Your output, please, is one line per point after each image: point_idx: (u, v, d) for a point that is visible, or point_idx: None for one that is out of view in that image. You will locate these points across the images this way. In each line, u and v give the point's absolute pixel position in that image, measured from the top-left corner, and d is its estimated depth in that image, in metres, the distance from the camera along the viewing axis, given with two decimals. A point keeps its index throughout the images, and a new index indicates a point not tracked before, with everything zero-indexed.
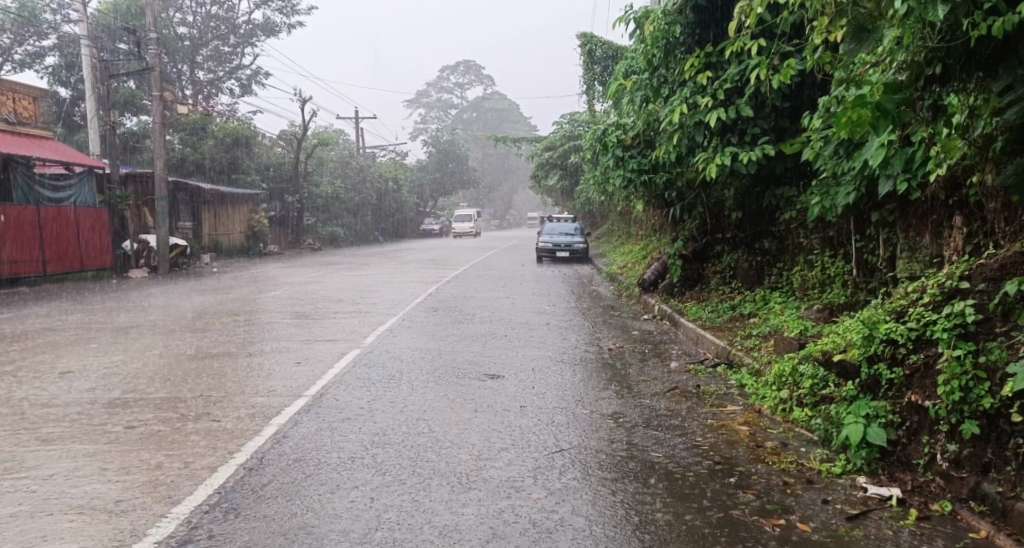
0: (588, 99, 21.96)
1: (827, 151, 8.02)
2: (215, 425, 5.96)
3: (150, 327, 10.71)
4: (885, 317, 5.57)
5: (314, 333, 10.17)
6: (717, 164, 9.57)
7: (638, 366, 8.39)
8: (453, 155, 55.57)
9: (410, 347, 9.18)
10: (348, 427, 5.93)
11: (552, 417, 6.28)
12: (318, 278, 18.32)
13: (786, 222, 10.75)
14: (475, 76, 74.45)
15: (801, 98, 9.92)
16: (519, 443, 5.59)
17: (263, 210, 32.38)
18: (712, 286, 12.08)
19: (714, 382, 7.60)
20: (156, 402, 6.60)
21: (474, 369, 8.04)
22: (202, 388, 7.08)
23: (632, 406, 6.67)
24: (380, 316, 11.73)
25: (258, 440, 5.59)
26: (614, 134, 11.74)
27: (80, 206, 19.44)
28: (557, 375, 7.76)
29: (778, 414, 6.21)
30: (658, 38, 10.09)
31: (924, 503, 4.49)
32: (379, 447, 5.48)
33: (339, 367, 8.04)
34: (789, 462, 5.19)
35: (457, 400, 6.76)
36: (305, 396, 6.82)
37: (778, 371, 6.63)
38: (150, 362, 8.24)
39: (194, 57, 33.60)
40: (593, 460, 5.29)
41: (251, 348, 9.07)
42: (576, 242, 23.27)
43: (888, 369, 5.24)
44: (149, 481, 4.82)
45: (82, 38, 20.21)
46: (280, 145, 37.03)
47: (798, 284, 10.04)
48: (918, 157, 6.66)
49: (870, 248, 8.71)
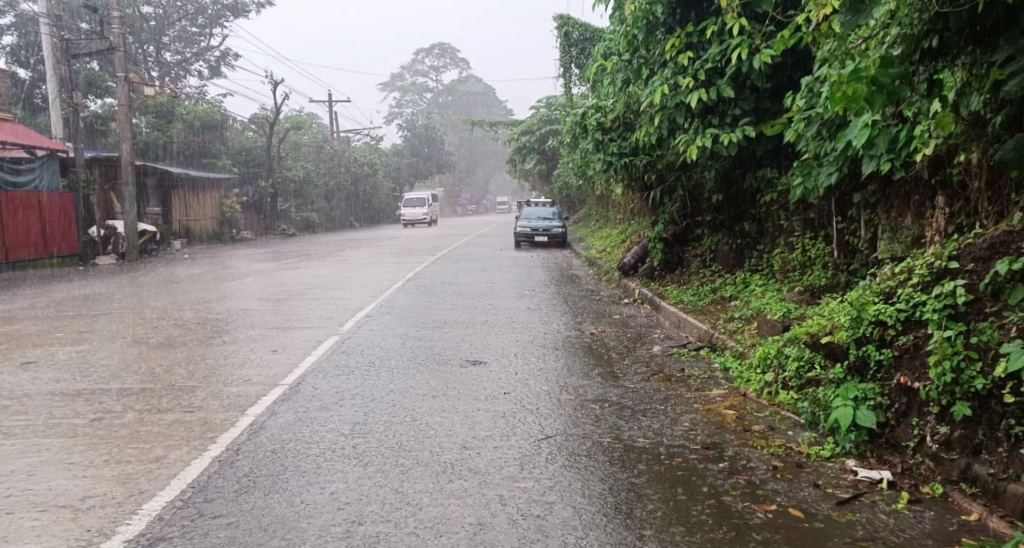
0: (565, 81, 21.79)
1: (809, 132, 7.98)
2: (188, 416, 5.79)
3: (118, 315, 10.49)
4: (873, 298, 5.48)
5: (290, 320, 10.03)
6: (697, 146, 9.51)
7: (622, 350, 8.33)
8: (429, 140, 55.10)
9: (390, 333, 9.05)
10: (327, 416, 5.79)
11: (535, 403, 6.19)
12: (292, 264, 18.07)
13: (766, 204, 10.71)
14: (450, 59, 73.77)
15: (782, 78, 9.88)
16: (504, 431, 5.49)
17: (235, 195, 31.93)
18: (693, 269, 12.06)
19: (698, 366, 7.56)
20: (125, 392, 6.43)
21: (455, 355, 7.94)
22: (173, 377, 6.92)
23: (616, 391, 6.61)
24: (356, 302, 11.59)
25: (234, 431, 5.44)
26: (593, 116, 11.64)
27: (43, 190, 19.06)
28: (538, 361, 7.68)
29: (763, 397, 6.16)
30: (638, 18, 9.92)
31: (914, 485, 4.43)
32: (360, 437, 5.35)
33: (317, 355, 7.89)
34: (777, 446, 5.13)
35: (440, 387, 6.65)
36: (282, 385, 6.67)
37: (763, 354, 6.62)
38: (119, 350, 8.05)
39: (160, 39, 32.98)
40: (579, 447, 5.20)
41: (224, 336, 8.90)
42: (554, 226, 23.11)
43: (877, 350, 5.18)
44: (119, 476, 4.65)
45: (43, 17, 19.69)
46: (252, 129, 36.50)
47: (779, 267, 10.01)
48: (902, 136, 6.62)
49: (851, 229, 8.70)
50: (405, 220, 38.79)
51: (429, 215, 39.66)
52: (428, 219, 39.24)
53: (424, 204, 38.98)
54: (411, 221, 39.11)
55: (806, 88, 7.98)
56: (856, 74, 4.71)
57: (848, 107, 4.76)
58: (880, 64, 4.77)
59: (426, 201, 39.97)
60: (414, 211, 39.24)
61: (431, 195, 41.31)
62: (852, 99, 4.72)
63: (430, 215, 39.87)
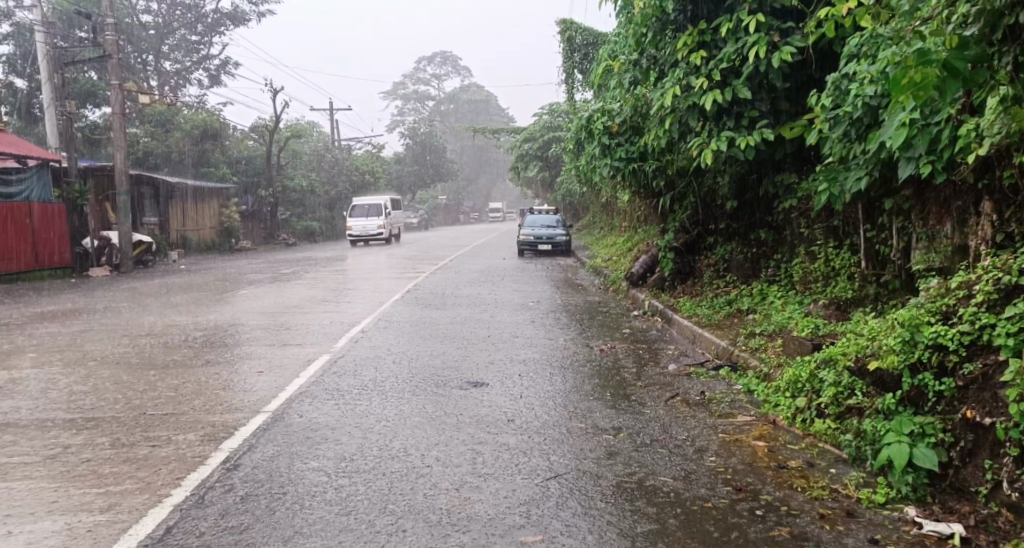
0: (568, 87, 21.23)
1: (836, 133, 7.39)
2: (155, 451, 5.15)
3: (101, 333, 9.87)
4: (928, 318, 4.85)
5: (282, 336, 9.44)
6: (712, 150, 8.90)
7: (633, 370, 7.68)
8: (430, 148, 54.48)
9: (386, 351, 8.44)
10: (310, 452, 5.15)
11: (544, 434, 5.56)
12: (291, 275, 17.44)
13: (784, 211, 10.09)
14: (452, 67, 73.31)
15: (801, 78, 9.30)
16: (510, 469, 4.84)
17: (234, 205, 31.35)
18: (705, 280, 11.45)
19: (719, 387, 6.92)
20: (92, 422, 5.80)
21: (455, 376, 7.31)
22: (146, 405, 6.28)
23: (633, 418, 5.98)
24: (353, 315, 11.02)
25: (203, 470, 4.79)
26: (599, 120, 11.00)
27: (36, 201, 18.36)
28: (545, 383, 7.06)
29: (796, 426, 5.54)
30: (649, 14, 9.31)
31: (993, 543, 3.78)
32: (345, 477, 4.71)
33: (306, 376, 7.26)
34: (821, 488, 4.47)
35: (439, 414, 6.02)
36: (265, 413, 6.04)
37: (794, 376, 6.00)
38: (96, 373, 7.43)
39: (159, 48, 32.46)
40: (596, 489, 4.56)
41: (209, 355, 8.27)
42: (559, 235, 22.51)
43: (935, 380, 4.55)
44: (62, 530, 4.02)
45: (35, 24, 19.09)
46: (252, 137, 35.96)
47: (799, 278, 9.40)
48: (946, 136, 6.04)
49: (881, 238, 8.09)
50: (353, 234, 29.52)
51: (387, 226, 30.45)
52: (386, 233, 30.06)
53: (380, 212, 29.72)
54: (362, 237, 29.71)
55: (832, 87, 7.45)
56: (925, 57, 4.38)
57: (915, 95, 4.42)
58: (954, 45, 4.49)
59: (381, 210, 30.41)
60: (365, 222, 29.76)
61: (389, 201, 31.95)
62: (921, 85, 4.38)
63: (389, 227, 30.42)
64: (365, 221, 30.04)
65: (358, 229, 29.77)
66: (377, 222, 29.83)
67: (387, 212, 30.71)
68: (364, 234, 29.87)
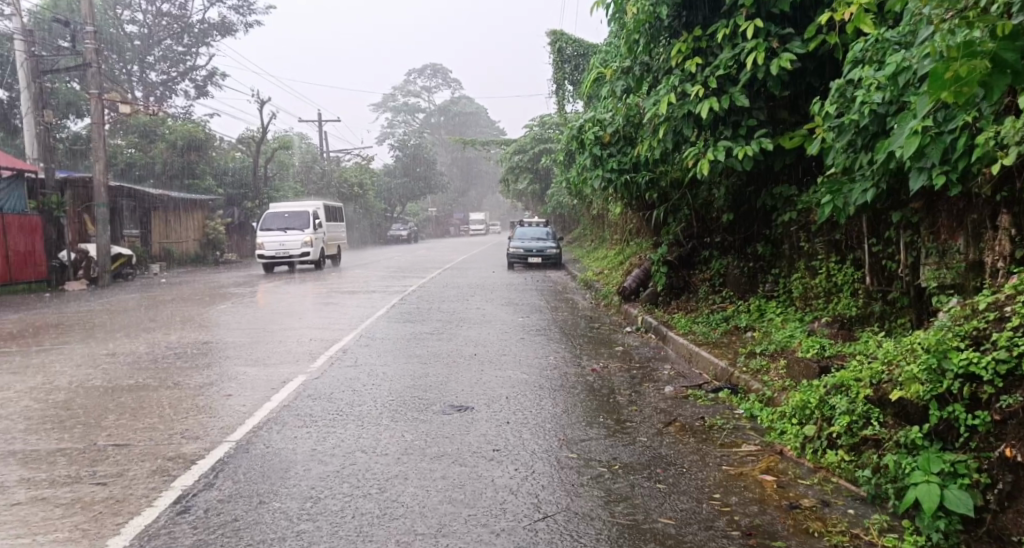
0: (558, 99, 20.85)
1: (841, 142, 6.92)
2: (98, 490, 4.64)
3: (65, 353, 9.35)
4: (956, 343, 4.42)
5: (257, 355, 8.92)
6: (709, 160, 8.40)
7: (628, 392, 7.20)
8: (420, 159, 53.90)
9: (365, 372, 7.93)
10: (275, 490, 4.64)
11: (533, 467, 5.08)
12: (274, 290, 16.95)
13: (782, 224, 9.65)
14: (442, 80, 73.02)
15: (799, 86, 8.90)
16: (496, 510, 4.37)
17: (220, 217, 30.79)
18: (700, 295, 10.94)
19: (719, 412, 6.45)
20: (33, 456, 5.29)
21: (437, 400, 6.81)
22: (98, 435, 5.77)
23: (629, 448, 5.51)
24: (333, 333, 10.51)
25: (149, 514, 4.29)
26: (590, 130, 10.48)
27: (10, 213, 17.75)
28: (533, 406, 6.59)
29: (807, 458, 5.06)
30: (641, 21, 8.87)
31: None
32: (308, 521, 4.21)
33: (278, 401, 6.73)
34: (839, 533, 4.01)
35: (418, 444, 5.52)
36: (228, 444, 5.52)
37: (801, 403, 5.50)
38: (51, 399, 6.91)
39: (144, 59, 32.03)
40: (590, 533, 4.10)
41: (175, 377, 7.77)
42: (549, 247, 22.05)
43: (967, 413, 4.14)
44: None
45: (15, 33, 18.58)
46: (240, 149, 35.58)
47: (799, 294, 8.94)
48: (961, 145, 5.62)
49: (887, 252, 7.64)
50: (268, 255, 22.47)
51: (314, 243, 23.40)
52: (313, 252, 23.06)
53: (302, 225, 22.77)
54: (278, 258, 22.65)
55: (836, 94, 6.99)
56: (971, 49, 3.98)
57: (959, 91, 4.03)
58: (1004, 36, 4.05)
59: (305, 222, 23.33)
60: (282, 239, 22.70)
61: (320, 209, 25.15)
62: (966, 80, 4.00)
63: (317, 244, 23.42)
64: (282, 237, 22.89)
65: (273, 247, 22.65)
66: (300, 239, 22.79)
67: (316, 223, 23.79)
68: (280, 253, 22.68)
